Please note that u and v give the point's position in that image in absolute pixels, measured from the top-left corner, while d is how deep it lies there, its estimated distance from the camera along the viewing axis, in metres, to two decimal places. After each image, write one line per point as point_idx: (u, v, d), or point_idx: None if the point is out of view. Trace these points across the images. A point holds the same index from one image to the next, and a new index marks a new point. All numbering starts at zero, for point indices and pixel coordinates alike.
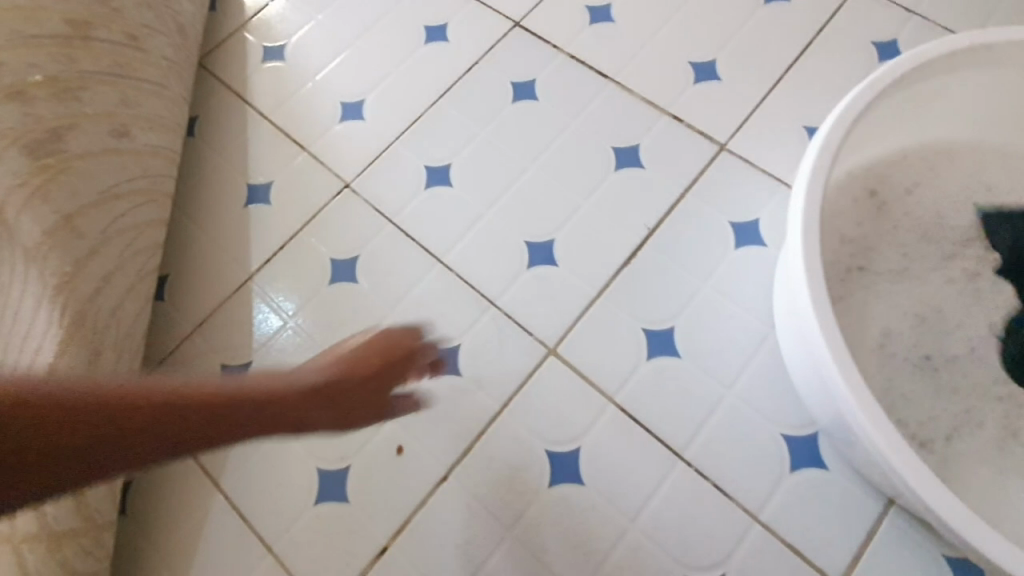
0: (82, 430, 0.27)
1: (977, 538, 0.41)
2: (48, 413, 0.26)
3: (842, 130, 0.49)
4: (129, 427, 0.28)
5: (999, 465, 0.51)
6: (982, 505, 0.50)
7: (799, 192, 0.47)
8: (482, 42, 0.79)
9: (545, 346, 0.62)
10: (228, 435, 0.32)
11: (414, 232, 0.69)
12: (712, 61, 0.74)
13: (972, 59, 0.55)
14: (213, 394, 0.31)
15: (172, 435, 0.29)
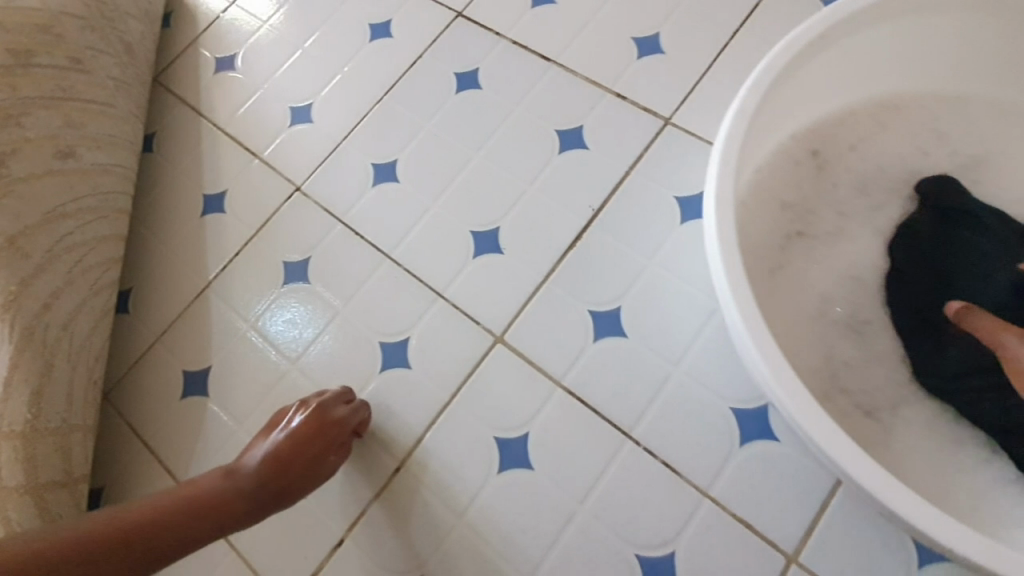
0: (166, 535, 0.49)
1: (906, 504, 0.40)
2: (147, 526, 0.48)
3: (758, 95, 0.50)
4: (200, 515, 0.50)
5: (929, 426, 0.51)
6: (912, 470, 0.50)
7: (716, 160, 0.48)
8: (426, 36, 0.80)
9: (492, 334, 0.62)
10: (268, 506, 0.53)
11: (364, 230, 0.70)
12: (655, 34, 0.73)
13: (890, 11, 0.56)
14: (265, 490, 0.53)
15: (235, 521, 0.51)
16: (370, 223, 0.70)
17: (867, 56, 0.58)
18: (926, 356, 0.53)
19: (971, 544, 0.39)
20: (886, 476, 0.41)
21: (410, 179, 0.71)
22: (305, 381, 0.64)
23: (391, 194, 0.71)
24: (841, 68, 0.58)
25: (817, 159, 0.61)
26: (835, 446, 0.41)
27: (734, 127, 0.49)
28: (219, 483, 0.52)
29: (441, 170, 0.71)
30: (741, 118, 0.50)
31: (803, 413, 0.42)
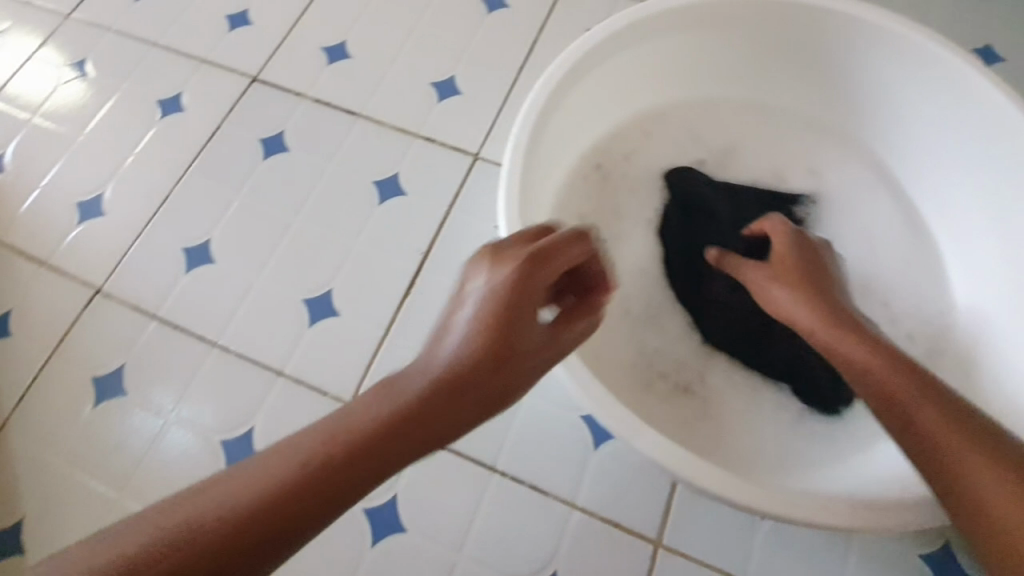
0: (432, 411, 0.34)
1: (699, 479, 0.46)
2: (417, 409, 0.34)
3: (529, 131, 0.53)
4: (464, 392, 0.35)
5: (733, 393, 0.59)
6: (730, 438, 0.58)
7: (503, 196, 0.51)
8: (221, 105, 0.76)
9: (342, 401, 0.60)
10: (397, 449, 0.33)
11: (184, 322, 0.64)
12: (451, 77, 0.76)
13: (626, 38, 0.61)
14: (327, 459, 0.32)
15: (389, 462, 0.33)
16: (190, 312, 0.65)
17: (618, 78, 0.64)
18: (726, 332, 0.61)
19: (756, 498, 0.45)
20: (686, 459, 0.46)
21: (228, 257, 0.67)
22: (140, 504, 0.58)
23: (208, 277, 0.66)
24: (599, 93, 0.64)
25: (604, 171, 0.67)
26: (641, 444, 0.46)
27: (512, 164, 0.52)
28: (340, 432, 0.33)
29: (259, 241, 0.68)
30: (518, 153, 0.53)
31: (617, 422, 0.47)
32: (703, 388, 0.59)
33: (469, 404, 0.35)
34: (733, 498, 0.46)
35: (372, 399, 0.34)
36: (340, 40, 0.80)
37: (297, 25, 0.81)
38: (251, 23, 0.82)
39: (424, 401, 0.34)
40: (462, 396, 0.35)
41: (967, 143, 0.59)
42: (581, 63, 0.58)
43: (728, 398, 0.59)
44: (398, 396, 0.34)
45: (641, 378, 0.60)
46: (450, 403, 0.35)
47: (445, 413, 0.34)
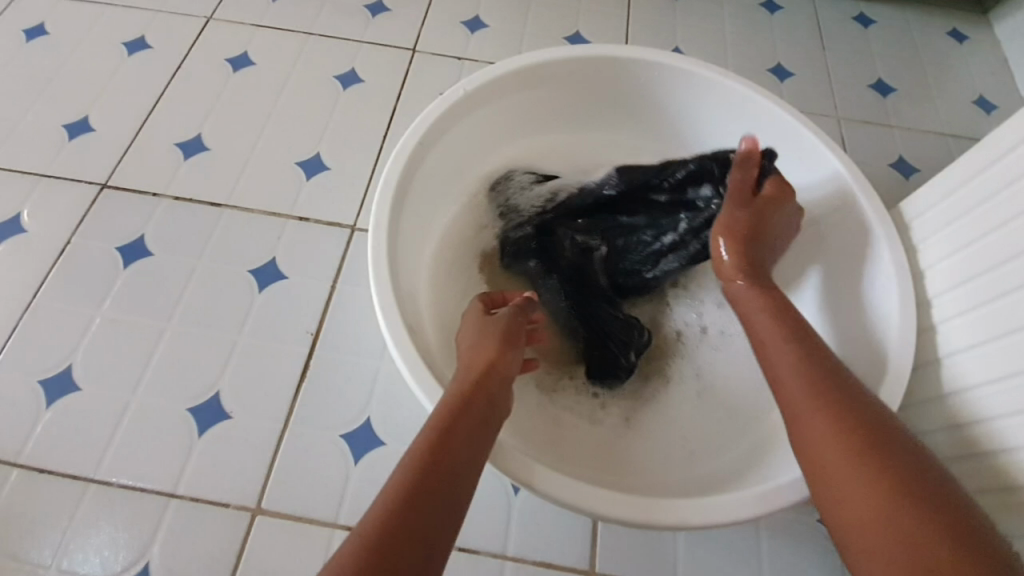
0: (449, 461, 0.42)
1: (603, 508, 0.47)
2: (437, 464, 0.42)
3: (387, 210, 0.57)
4: (467, 430, 0.45)
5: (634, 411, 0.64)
6: (640, 454, 0.61)
7: (373, 276, 0.54)
8: (68, 218, 0.71)
9: (247, 508, 0.56)
10: (440, 497, 0.40)
11: (51, 464, 0.58)
12: (316, 154, 0.77)
13: (465, 103, 0.65)
14: (390, 533, 0.37)
15: (438, 511, 0.40)
16: (58, 451, 0.58)
17: (469, 137, 0.69)
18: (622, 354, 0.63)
19: (658, 514, 0.48)
20: (590, 491, 0.48)
21: (96, 381, 0.62)
22: None
23: (75, 407, 0.61)
24: (455, 153, 0.69)
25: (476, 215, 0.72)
26: (549, 485, 0.48)
27: (376, 243, 0.55)
28: (385, 513, 0.38)
29: (130, 356, 0.63)
30: (381, 231, 0.56)
31: (522, 468, 0.48)
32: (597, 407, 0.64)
33: (484, 424, 0.46)
34: (638, 519, 0.48)
35: (401, 466, 0.42)
36: (195, 133, 0.79)
37: (146, 125, 0.79)
38: (94, 130, 0.79)
39: (441, 456, 0.42)
40: (468, 433, 0.45)
41: None
42: (428, 134, 0.62)
43: (628, 414, 0.64)
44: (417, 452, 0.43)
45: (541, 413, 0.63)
46: (464, 433, 0.45)
47: (459, 460, 0.43)
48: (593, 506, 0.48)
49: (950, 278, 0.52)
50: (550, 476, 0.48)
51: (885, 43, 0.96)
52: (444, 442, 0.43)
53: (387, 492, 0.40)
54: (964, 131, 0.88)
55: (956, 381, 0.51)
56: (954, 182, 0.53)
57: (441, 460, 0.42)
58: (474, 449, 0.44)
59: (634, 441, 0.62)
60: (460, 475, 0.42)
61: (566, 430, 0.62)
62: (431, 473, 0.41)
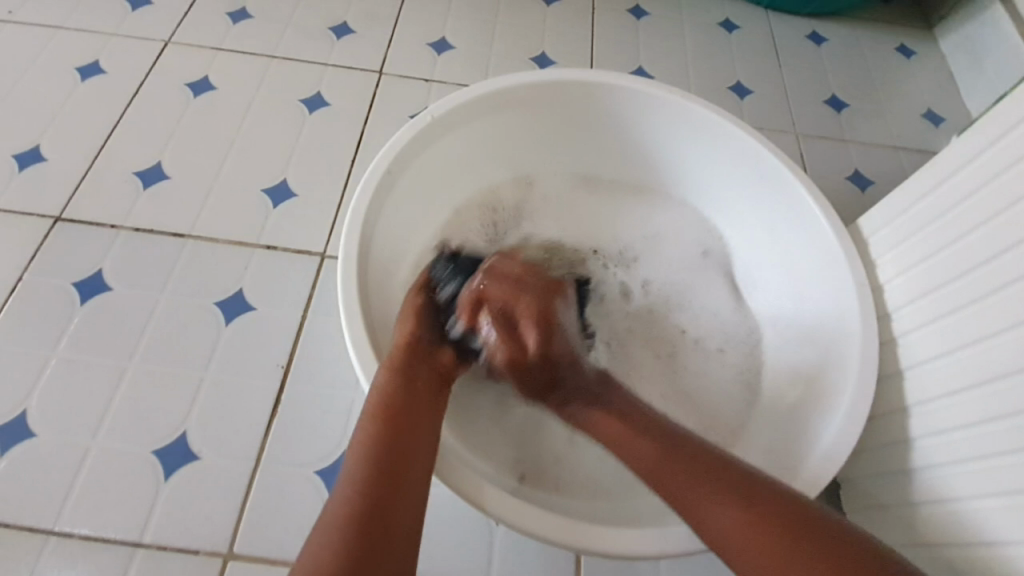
0: (393, 446, 0.46)
1: (580, 540, 0.47)
2: (384, 452, 0.46)
3: (358, 241, 0.56)
4: (402, 416, 0.48)
5: None
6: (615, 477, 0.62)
7: (343, 308, 0.53)
8: (20, 253, 0.68)
9: (219, 554, 0.54)
10: (390, 484, 0.44)
11: (5, 516, 0.55)
12: (283, 181, 0.76)
13: (432, 130, 0.65)
14: (355, 523, 0.42)
15: (391, 492, 0.44)
16: (11, 504, 0.55)
17: (437, 162, 0.69)
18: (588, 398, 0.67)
19: (635, 545, 0.48)
20: (564, 524, 0.48)
21: (52, 425, 0.59)
22: None
23: (30, 455, 0.57)
24: (424, 179, 0.68)
25: (444, 239, 0.72)
26: (522, 517, 0.48)
27: (345, 275, 0.55)
28: (346, 501, 0.43)
29: (89, 398, 0.61)
30: (351, 263, 0.55)
31: (499, 502, 0.48)
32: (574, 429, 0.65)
33: (415, 410, 0.50)
34: (616, 550, 0.48)
35: (351, 457, 0.46)
36: (154, 161, 0.77)
37: (102, 153, 0.77)
38: (46, 159, 0.76)
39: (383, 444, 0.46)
40: (406, 418, 0.49)
41: (733, 175, 0.70)
42: (396, 162, 0.62)
43: None
44: (360, 455, 0.46)
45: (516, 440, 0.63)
46: (404, 419, 0.48)
47: (399, 440, 0.47)
48: (570, 539, 0.47)
49: (906, 294, 0.55)
50: (525, 509, 0.48)
51: (838, 60, 1.00)
52: (386, 431, 0.47)
53: (345, 483, 0.44)
54: (915, 144, 0.92)
55: (916, 394, 0.53)
56: (905, 203, 0.56)
57: (385, 444, 0.46)
58: (416, 421, 0.49)
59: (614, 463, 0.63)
60: (409, 451, 0.47)
61: (543, 456, 0.63)
62: (380, 460, 0.45)
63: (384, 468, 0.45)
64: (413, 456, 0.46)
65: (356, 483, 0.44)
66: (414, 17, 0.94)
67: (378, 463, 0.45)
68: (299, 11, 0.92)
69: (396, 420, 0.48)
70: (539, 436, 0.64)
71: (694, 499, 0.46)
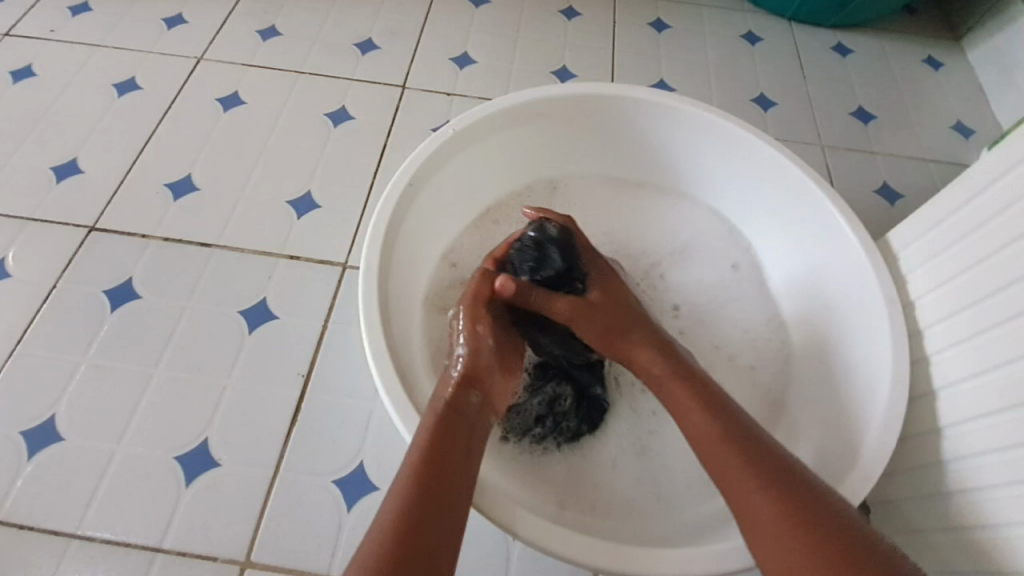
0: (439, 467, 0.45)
1: (598, 560, 0.46)
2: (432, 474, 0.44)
3: (379, 252, 0.57)
4: (448, 439, 0.47)
5: (627, 452, 0.64)
6: (635, 496, 0.61)
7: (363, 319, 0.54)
8: (55, 261, 0.71)
9: (236, 562, 0.55)
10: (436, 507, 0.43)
11: (32, 519, 0.56)
12: (307, 193, 0.77)
13: (452, 142, 0.66)
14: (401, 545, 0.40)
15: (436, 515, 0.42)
16: (38, 506, 0.56)
17: (457, 174, 0.69)
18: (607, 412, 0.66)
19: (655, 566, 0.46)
20: (581, 542, 0.47)
21: (80, 429, 0.60)
22: None
23: (58, 458, 0.59)
24: (445, 190, 0.69)
25: (464, 252, 0.72)
26: (540, 535, 0.47)
27: (366, 286, 0.55)
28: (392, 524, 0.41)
29: (116, 403, 0.62)
30: (371, 274, 0.56)
31: (516, 518, 0.47)
32: (598, 446, 0.64)
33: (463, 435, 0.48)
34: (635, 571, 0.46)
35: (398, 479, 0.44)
36: (184, 173, 0.79)
37: (135, 166, 0.79)
38: (82, 171, 0.78)
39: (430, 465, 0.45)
40: (452, 441, 0.47)
41: (757, 186, 0.69)
42: (417, 175, 0.63)
43: (623, 454, 0.63)
44: (408, 475, 0.44)
45: (539, 457, 0.62)
46: (452, 442, 0.47)
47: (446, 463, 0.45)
48: (588, 559, 0.46)
49: (938, 311, 0.53)
50: (542, 527, 0.47)
51: (864, 72, 0.98)
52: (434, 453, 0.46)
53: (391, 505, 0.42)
54: (945, 156, 0.90)
55: (950, 414, 0.51)
56: (936, 218, 0.54)
57: (435, 464, 0.45)
58: (465, 445, 0.48)
59: (642, 483, 0.62)
60: (456, 475, 0.45)
61: (561, 472, 0.62)
62: (428, 481, 0.44)
63: (433, 491, 0.43)
64: (461, 483, 0.45)
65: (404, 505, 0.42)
66: (436, 32, 0.95)
67: (426, 485, 0.43)
68: (325, 28, 0.94)
69: (444, 443, 0.47)
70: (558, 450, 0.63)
71: (734, 481, 0.46)
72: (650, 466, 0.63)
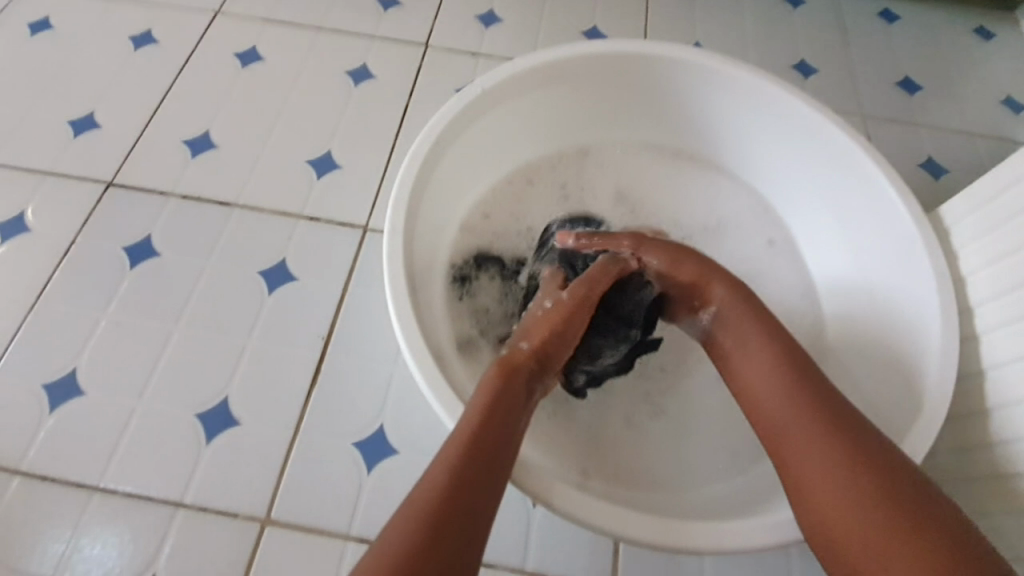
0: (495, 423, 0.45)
1: (628, 531, 0.45)
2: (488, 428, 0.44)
3: (405, 212, 0.55)
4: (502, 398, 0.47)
5: (654, 424, 0.62)
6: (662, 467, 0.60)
7: (389, 281, 0.52)
8: (75, 216, 0.70)
9: (256, 519, 0.55)
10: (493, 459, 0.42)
11: (56, 471, 0.56)
12: (327, 153, 0.75)
13: (481, 101, 0.63)
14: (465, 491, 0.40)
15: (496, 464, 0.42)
16: (61, 459, 0.57)
17: (484, 135, 0.66)
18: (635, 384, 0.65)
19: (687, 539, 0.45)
20: (614, 511, 0.46)
21: (101, 385, 0.60)
22: None
23: (79, 412, 0.59)
24: (472, 151, 0.66)
25: (489, 216, 0.70)
26: (572, 504, 0.46)
27: (391, 246, 0.53)
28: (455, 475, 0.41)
29: (136, 360, 0.61)
30: (397, 234, 0.54)
31: (549, 488, 0.46)
32: (622, 416, 0.62)
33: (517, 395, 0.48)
34: (667, 543, 0.45)
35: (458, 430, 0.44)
36: (203, 130, 0.77)
37: (153, 121, 0.77)
38: (100, 126, 0.77)
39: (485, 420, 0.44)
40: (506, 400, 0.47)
41: (800, 155, 0.66)
42: (445, 134, 0.60)
43: (648, 425, 0.62)
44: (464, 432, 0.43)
45: (563, 424, 0.61)
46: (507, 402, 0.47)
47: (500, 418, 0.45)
48: (619, 528, 0.45)
49: (991, 288, 0.50)
50: (574, 495, 0.46)
51: (910, 39, 0.93)
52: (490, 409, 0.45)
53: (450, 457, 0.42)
54: (994, 131, 0.85)
55: (1003, 396, 0.48)
56: (994, 189, 0.51)
57: (492, 420, 0.45)
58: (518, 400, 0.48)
59: (667, 451, 0.60)
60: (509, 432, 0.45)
61: (586, 441, 0.60)
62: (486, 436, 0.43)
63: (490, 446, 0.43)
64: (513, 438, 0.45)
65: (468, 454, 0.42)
66: None
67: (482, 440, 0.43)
68: None
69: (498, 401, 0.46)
70: (584, 420, 0.62)
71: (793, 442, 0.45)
72: (676, 439, 0.61)
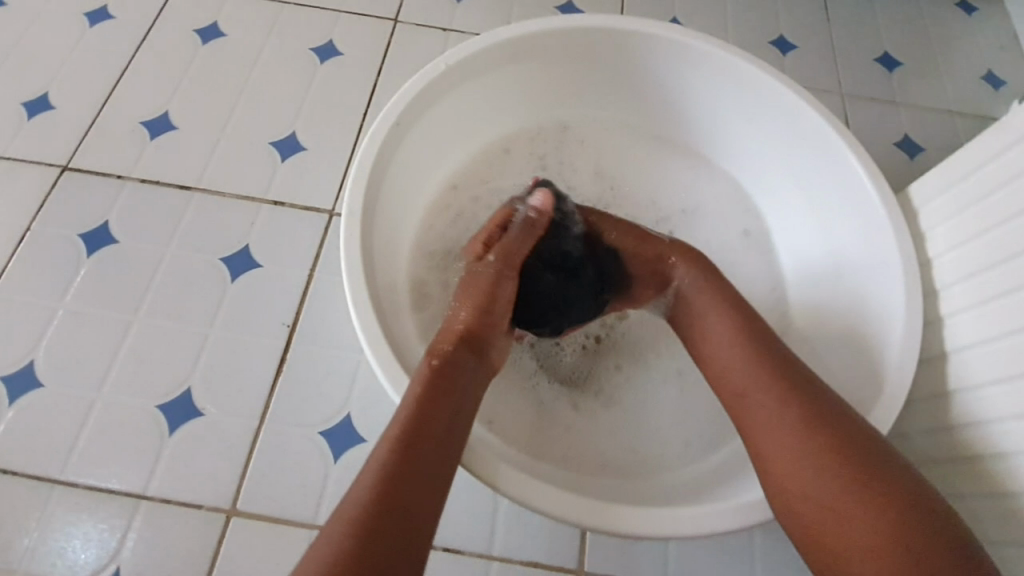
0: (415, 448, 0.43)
1: (585, 520, 0.45)
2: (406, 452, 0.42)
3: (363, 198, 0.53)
4: (429, 419, 0.44)
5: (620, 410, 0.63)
6: (625, 453, 0.60)
7: (347, 269, 0.51)
8: (28, 202, 0.67)
9: (220, 510, 0.54)
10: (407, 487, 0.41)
11: (14, 465, 0.55)
12: (291, 134, 0.73)
13: (444, 79, 0.61)
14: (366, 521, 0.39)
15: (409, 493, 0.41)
16: (20, 451, 0.56)
17: (449, 114, 0.64)
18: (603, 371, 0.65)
19: (645, 527, 0.45)
20: (569, 498, 0.46)
21: (60, 375, 0.59)
22: None
23: (39, 404, 0.58)
24: (436, 131, 0.64)
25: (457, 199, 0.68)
26: (530, 494, 0.46)
27: (350, 233, 0.52)
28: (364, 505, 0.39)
29: (96, 350, 0.60)
30: (355, 221, 0.52)
31: (508, 479, 0.46)
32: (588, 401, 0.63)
33: (450, 415, 0.46)
34: (626, 531, 0.45)
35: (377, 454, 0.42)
36: (161, 111, 0.74)
37: (109, 102, 0.74)
38: (54, 107, 0.74)
39: (404, 445, 0.43)
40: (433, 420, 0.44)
41: (772, 135, 0.65)
42: (406, 114, 0.58)
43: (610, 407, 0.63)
44: (389, 450, 0.42)
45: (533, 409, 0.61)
46: (438, 422, 0.45)
47: (420, 440, 0.43)
48: (576, 517, 0.45)
49: (957, 271, 0.50)
50: (532, 486, 0.46)
51: (891, 13, 0.91)
52: (415, 430, 0.43)
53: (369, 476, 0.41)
54: (972, 109, 0.84)
55: (963, 379, 0.49)
56: (966, 167, 0.50)
57: (413, 446, 0.43)
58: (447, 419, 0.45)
59: (612, 439, 0.61)
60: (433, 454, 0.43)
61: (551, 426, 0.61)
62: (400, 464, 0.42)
63: (407, 470, 0.41)
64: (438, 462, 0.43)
65: (382, 479, 0.41)
66: None
67: (399, 460, 0.42)
68: None
69: (427, 423, 0.44)
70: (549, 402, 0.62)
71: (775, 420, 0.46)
72: (642, 425, 0.62)
